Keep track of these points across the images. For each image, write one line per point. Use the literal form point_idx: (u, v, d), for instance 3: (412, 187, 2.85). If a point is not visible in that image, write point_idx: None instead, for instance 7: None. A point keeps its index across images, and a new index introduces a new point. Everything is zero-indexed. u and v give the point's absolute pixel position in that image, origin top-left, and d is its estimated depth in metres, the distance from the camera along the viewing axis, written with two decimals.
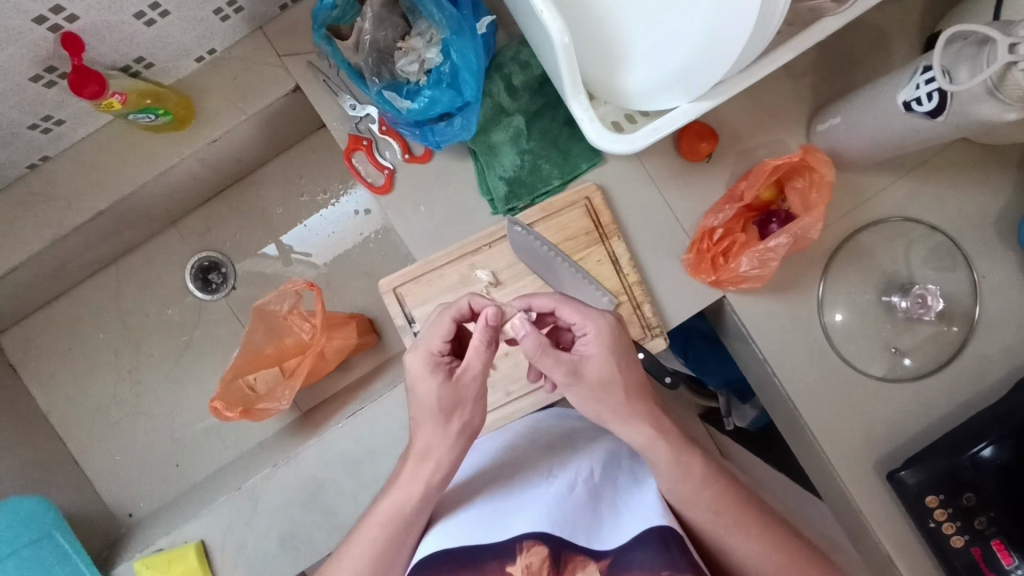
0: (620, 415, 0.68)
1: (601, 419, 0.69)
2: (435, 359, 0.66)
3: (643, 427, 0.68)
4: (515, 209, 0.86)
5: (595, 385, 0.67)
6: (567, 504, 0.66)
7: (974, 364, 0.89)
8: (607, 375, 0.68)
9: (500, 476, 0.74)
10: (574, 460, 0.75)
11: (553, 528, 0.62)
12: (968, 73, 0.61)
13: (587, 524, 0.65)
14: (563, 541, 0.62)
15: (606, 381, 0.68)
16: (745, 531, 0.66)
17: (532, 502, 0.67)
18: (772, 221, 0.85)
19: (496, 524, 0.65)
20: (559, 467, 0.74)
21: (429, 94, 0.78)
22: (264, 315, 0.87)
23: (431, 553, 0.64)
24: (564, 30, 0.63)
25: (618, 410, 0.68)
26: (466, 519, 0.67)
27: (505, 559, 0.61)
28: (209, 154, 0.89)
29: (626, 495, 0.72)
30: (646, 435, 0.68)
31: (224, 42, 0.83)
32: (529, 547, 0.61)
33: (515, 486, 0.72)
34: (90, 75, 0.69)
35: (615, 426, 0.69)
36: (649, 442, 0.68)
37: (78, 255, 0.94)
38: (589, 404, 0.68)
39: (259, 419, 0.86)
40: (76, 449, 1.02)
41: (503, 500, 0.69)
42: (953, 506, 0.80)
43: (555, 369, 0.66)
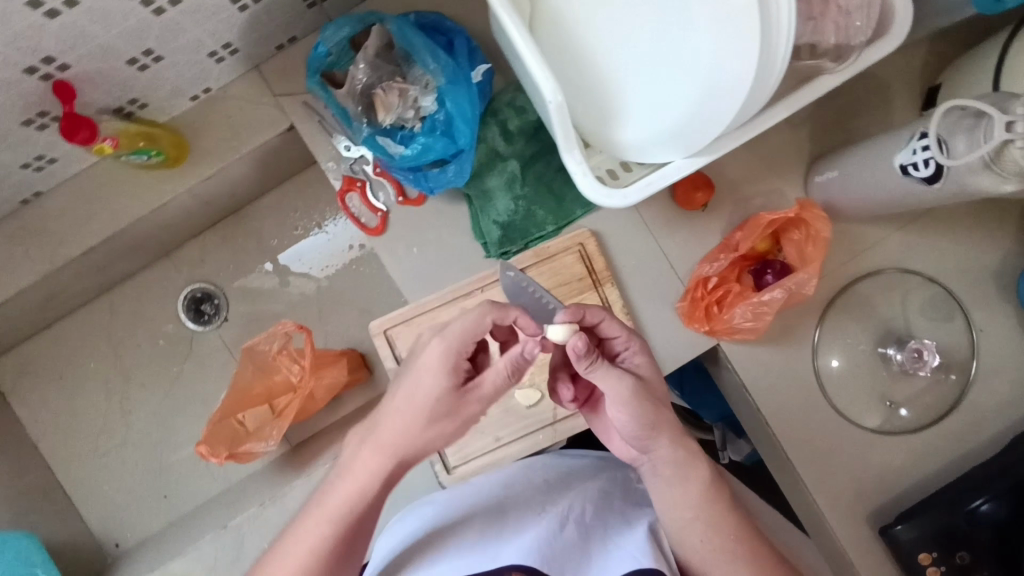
0: (671, 434, 0.65)
1: (654, 437, 0.65)
2: (455, 361, 0.61)
3: (687, 444, 0.66)
4: (508, 253, 0.85)
5: (654, 397, 0.66)
6: (556, 541, 0.66)
7: (969, 418, 0.88)
8: (653, 388, 0.67)
9: (493, 506, 0.74)
10: (567, 498, 0.74)
11: (540, 558, 0.62)
12: (965, 146, 0.60)
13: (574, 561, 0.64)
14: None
15: (660, 398, 0.67)
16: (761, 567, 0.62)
17: (521, 536, 0.67)
18: (767, 272, 0.84)
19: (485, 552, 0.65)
20: (552, 504, 0.73)
21: (422, 141, 0.77)
22: (253, 353, 0.87)
23: None
24: (556, 89, 0.62)
25: (658, 422, 0.65)
26: (457, 549, 0.68)
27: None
28: (202, 190, 0.89)
29: (617, 531, 0.70)
30: (685, 453, 0.65)
31: (219, 80, 0.83)
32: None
33: (505, 521, 0.71)
34: (80, 122, 0.68)
35: (665, 445, 0.65)
36: (687, 461, 0.65)
37: (70, 287, 0.94)
38: (630, 422, 0.64)
39: (247, 459, 0.86)
40: (64, 477, 1.02)
41: (493, 535, 0.69)
42: (947, 564, 0.79)
43: (619, 380, 0.64)
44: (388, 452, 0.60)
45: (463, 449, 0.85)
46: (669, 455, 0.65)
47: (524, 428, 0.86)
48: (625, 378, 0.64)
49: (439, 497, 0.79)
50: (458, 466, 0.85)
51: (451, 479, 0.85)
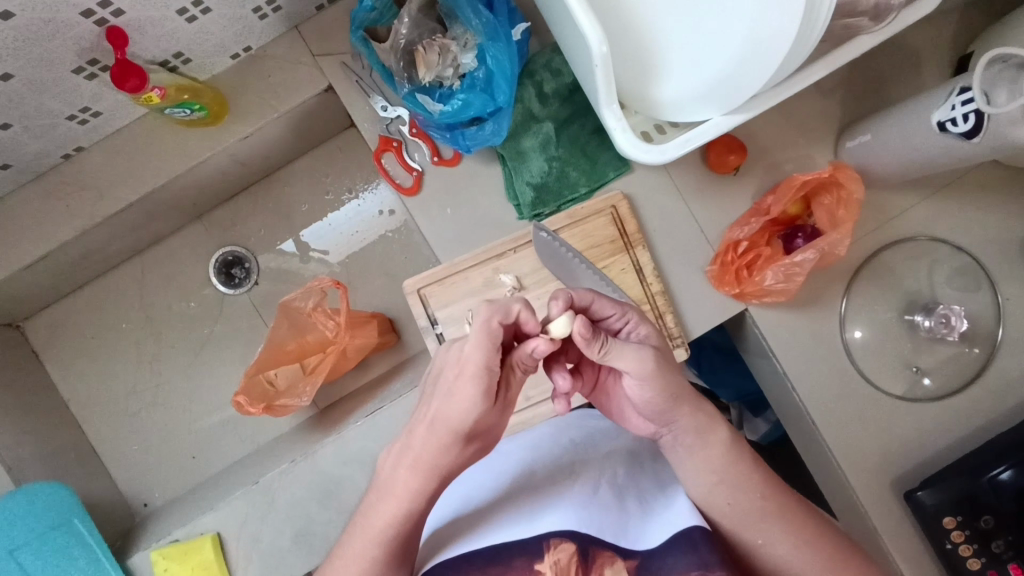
0: (690, 402, 0.63)
1: (674, 407, 0.62)
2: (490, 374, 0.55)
3: (707, 409, 0.64)
4: (541, 215, 0.86)
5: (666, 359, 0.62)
6: (593, 503, 0.66)
7: (995, 386, 0.88)
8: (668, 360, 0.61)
9: (524, 476, 0.73)
10: (596, 463, 0.73)
11: (580, 525, 0.62)
12: (1007, 97, 0.62)
13: (615, 523, 0.64)
14: (591, 540, 0.61)
15: (673, 363, 0.62)
16: (790, 525, 0.63)
17: (557, 500, 0.66)
18: (797, 236, 0.85)
19: (523, 523, 0.65)
20: (581, 468, 0.72)
21: (462, 97, 0.79)
22: (289, 310, 0.87)
23: (461, 552, 0.64)
24: (603, 39, 0.64)
25: (677, 393, 0.61)
26: (493, 519, 0.67)
27: (534, 557, 0.61)
28: (239, 150, 0.90)
29: (652, 496, 0.70)
30: (706, 417, 0.64)
31: (260, 40, 0.84)
32: (557, 543, 0.61)
33: (537, 487, 0.70)
34: (131, 69, 0.70)
35: (686, 415, 0.63)
36: (708, 426, 0.64)
37: (106, 245, 0.95)
38: (650, 399, 0.61)
39: (279, 415, 0.87)
40: (94, 436, 1.03)
41: (527, 501, 0.68)
42: (970, 528, 0.80)
43: (635, 355, 0.58)
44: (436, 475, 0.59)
45: None
46: (690, 423, 0.64)
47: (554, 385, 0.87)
48: (637, 350, 0.58)
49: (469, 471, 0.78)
50: None
51: None
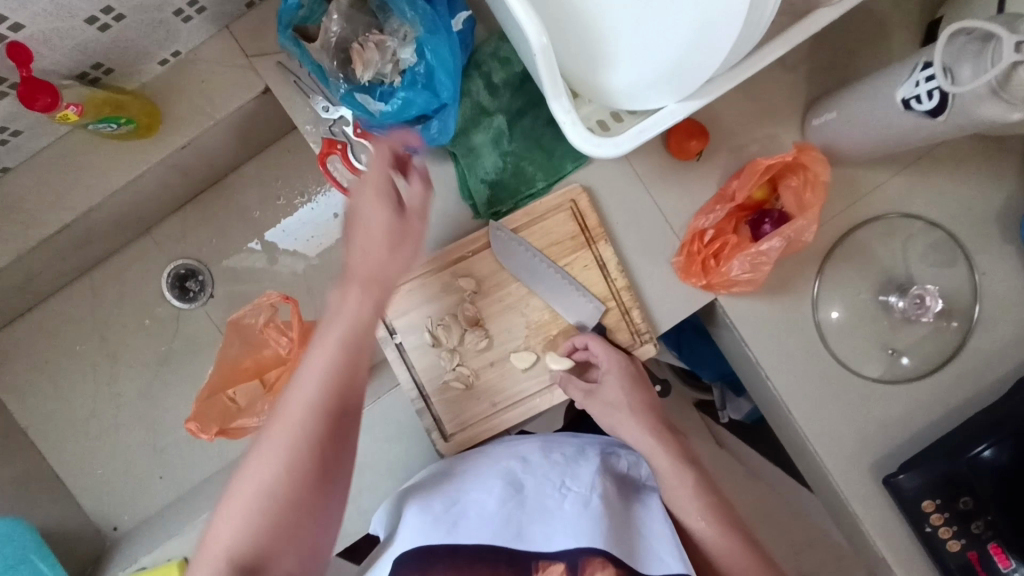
0: (632, 428, 0.79)
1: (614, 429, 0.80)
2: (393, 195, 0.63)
3: (654, 438, 0.78)
4: (499, 213, 0.82)
5: (608, 406, 0.79)
6: (590, 518, 0.68)
7: (973, 363, 0.86)
8: (623, 398, 0.79)
9: (512, 475, 0.73)
10: (585, 472, 0.75)
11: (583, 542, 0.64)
12: (971, 73, 0.58)
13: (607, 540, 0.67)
14: (589, 558, 0.64)
15: (620, 405, 0.79)
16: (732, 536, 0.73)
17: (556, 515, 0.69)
18: (764, 222, 0.82)
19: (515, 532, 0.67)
20: (574, 479, 0.74)
21: (403, 96, 0.74)
22: (239, 327, 0.85)
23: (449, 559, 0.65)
24: (541, 31, 0.60)
25: (632, 423, 0.79)
26: (483, 519, 0.68)
27: (528, 571, 0.64)
28: (178, 160, 0.86)
29: (632, 514, 0.74)
30: (655, 443, 0.78)
31: (187, 43, 0.79)
32: (549, 564, 0.64)
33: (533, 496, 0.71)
34: (39, 86, 0.65)
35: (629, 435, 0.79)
36: (658, 449, 0.77)
37: (49, 267, 0.91)
38: (606, 419, 0.80)
39: (238, 436, 0.83)
40: (56, 463, 1.00)
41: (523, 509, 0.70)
42: (950, 510, 0.79)
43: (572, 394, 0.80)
44: (340, 345, 0.59)
45: (460, 416, 0.81)
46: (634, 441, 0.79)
47: (521, 392, 0.82)
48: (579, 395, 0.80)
49: (445, 461, 0.76)
50: (455, 434, 0.81)
51: (450, 447, 0.81)
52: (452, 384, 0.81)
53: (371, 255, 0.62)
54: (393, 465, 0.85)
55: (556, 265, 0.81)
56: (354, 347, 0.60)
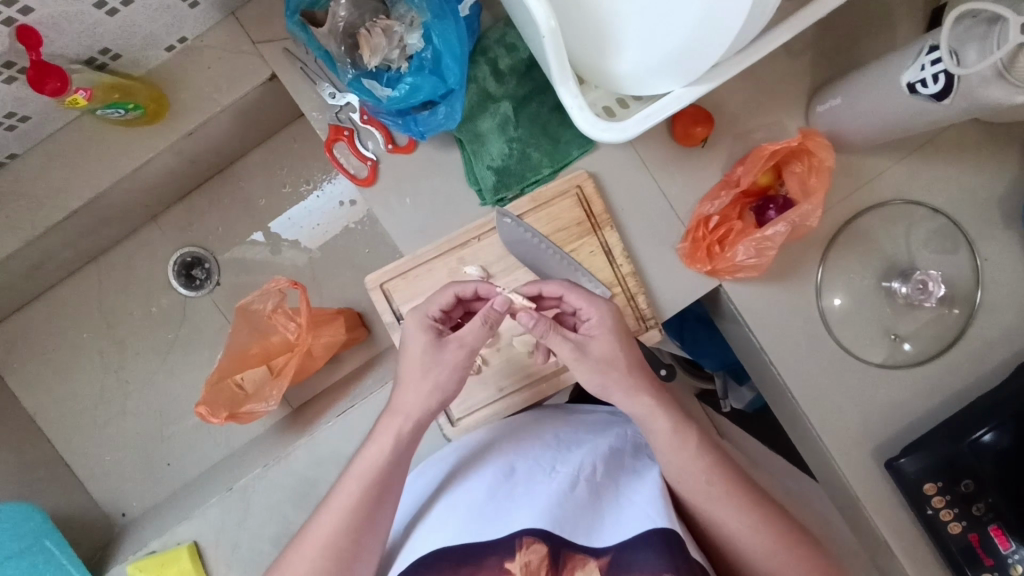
0: (625, 389, 0.68)
1: (605, 393, 0.68)
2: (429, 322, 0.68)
3: (647, 395, 0.68)
4: (504, 199, 0.83)
5: (598, 363, 0.68)
6: (567, 502, 0.65)
7: (975, 348, 0.87)
8: (615, 352, 0.68)
9: (499, 462, 0.71)
10: (576, 453, 0.72)
11: (554, 526, 0.61)
12: (977, 55, 0.58)
13: (588, 522, 0.64)
14: (562, 540, 0.61)
15: (609, 359, 0.68)
16: (739, 503, 0.64)
17: (534, 497, 0.66)
18: (769, 208, 0.82)
19: (492, 519, 0.63)
20: (561, 461, 0.71)
21: (410, 81, 0.75)
22: (248, 314, 0.85)
23: (432, 550, 0.62)
24: (550, 15, 0.61)
25: (625, 386, 0.67)
26: (465, 508, 0.65)
27: (505, 554, 0.60)
28: (184, 147, 0.86)
29: (627, 488, 0.69)
30: (646, 403, 0.68)
31: (194, 30, 0.79)
32: (528, 544, 0.60)
33: (515, 482, 0.69)
34: (49, 70, 0.65)
35: (619, 399, 0.68)
36: (650, 412, 0.68)
37: (56, 255, 0.91)
38: (596, 382, 0.68)
39: (248, 421, 0.84)
40: (64, 449, 1.01)
41: (503, 493, 0.67)
42: (951, 493, 0.79)
43: (561, 347, 0.68)
44: (381, 461, 0.63)
45: (467, 401, 0.83)
46: (627, 408, 0.68)
47: (527, 376, 0.83)
48: (567, 348, 0.68)
49: (449, 453, 0.78)
50: (462, 419, 0.83)
51: (456, 431, 0.83)
52: None
53: (415, 398, 0.65)
54: None
55: (562, 251, 0.81)
56: (391, 467, 0.64)
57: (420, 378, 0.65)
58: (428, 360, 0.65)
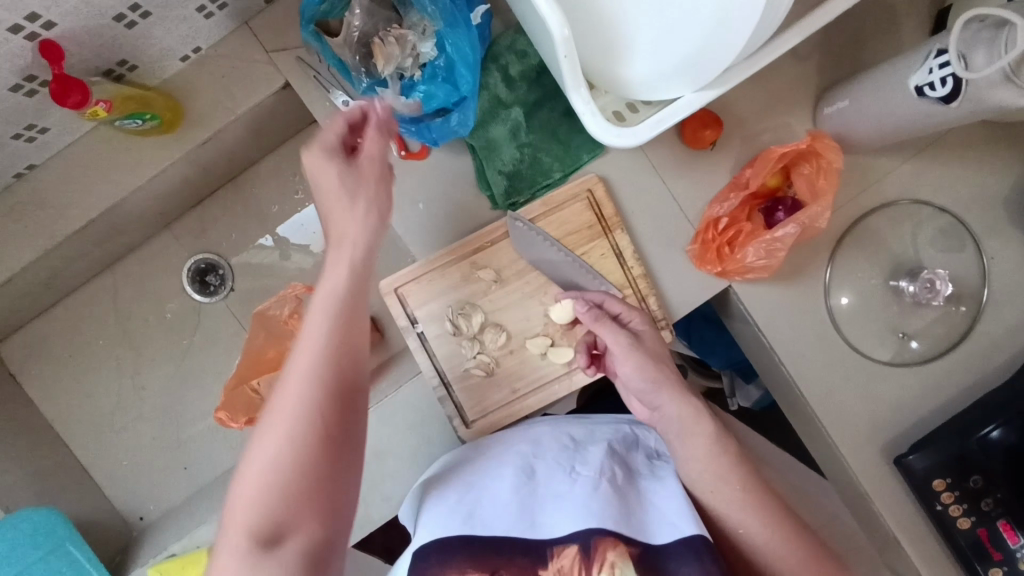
0: (674, 389, 0.69)
1: (656, 390, 0.70)
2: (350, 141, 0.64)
3: (692, 400, 0.70)
4: (516, 204, 0.84)
5: (649, 355, 0.71)
6: (596, 497, 0.66)
7: (982, 345, 0.88)
8: (660, 351, 0.72)
9: (520, 461, 0.73)
10: (595, 455, 0.74)
11: (587, 521, 0.63)
12: (985, 58, 0.59)
13: (618, 511, 0.65)
14: (595, 531, 0.62)
15: (658, 354, 0.71)
16: (768, 516, 0.65)
17: (561, 499, 0.68)
18: (778, 209, 0.84)
19: (522, 517, 0.66)
20: (582, 463, 0.73)
21: (424, 89, 0.77)
22: (263, 320, 0.88)
23: (459, 535, 0.64)
24: (563, 24, 0.62)
25: (675, 383, 0.69)
26: (495, 507, 0.67)
27: (538, 560, 0.63)
28: (200, 155, 0.87)
29: (646, 489, 0.72)
30: (691, 409, 0.69)
31: (209, 40, 0.80)
32: (561, 550, 0.62)
33: (540, 486, 0.70)
34: (70, 83, 0.66)
35: (667, 399, 0.70)
36: (694, 417, 0.69)
37: (73, 263, 0.92)
38: (643, 377, 0.70)
39: (265, 425, 0.85)
40: (82, 455, 1.02)
41: (530, 496, 0.69)
42: (960, 489, 0.80)
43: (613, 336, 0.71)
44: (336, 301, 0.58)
45: (481, 403, 0.83)
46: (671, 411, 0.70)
47: (541, 378, 0.84)
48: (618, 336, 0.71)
49: (465, 452, 0.78)
50: (477, 421, 0.83)
51: (470, 433, 0.83)
52: (472, 372, 0.83)
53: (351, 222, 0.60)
54: (416, 451, 0.87)
55: (572, 254, 0.82)
56: (346, 321, 0.58)
57: (349, 201, 0.60)
58: (349, 184, 0.61)
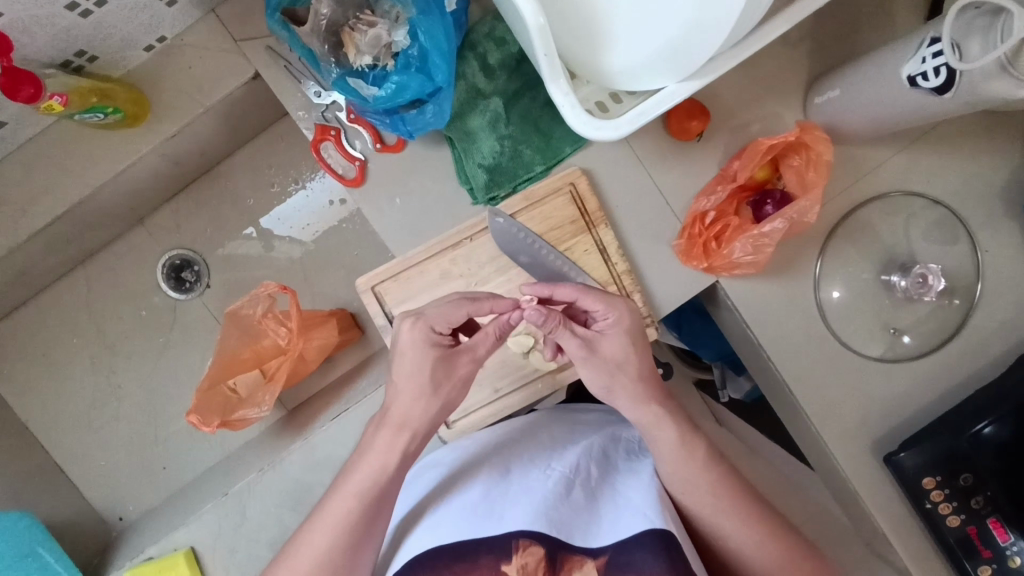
0: (631, 395, 0.68)
1: (609, 397, 0.68)
2: (433, 336, 0.65)
3: (651, 406, 0.68)
4: (496, 198, 0.81)
5: (609, 363, 0.67)
6: (562, 502, 0.64)
7: (975, 341, 0.86)
8: (622, 357, 0.68)
9: (496, 463, 0.71)
10: (572, 453, 0.71)
11: (548, 526, 0.60)
12: (979, 48, 0.56)
13: (584, 522, 0.63)
14: (559, 540, 0.60)
15: (619, 360, 0.68)
16: (749, 519, 0.66)
17: (528, 493, 0.65)
18: (767, 203, 0.81)
19: (486, 518, 0.63)
20: (557, 460, 0.71)
21: (396, 80, 0.72)
22: (238, 319, 0.84)
23: (426, 549, 0.62)
24: (539, 11, 0.59)
25: (632, 392, 0.67)
26: (461, 510, 0.65)
27: (500, 556, 0.60)
28: (169, 148, 0.84)
29: (622, 485, 0.69)
30: (652, 414, 0.68)
31: (173, 28, 0.77)
32: (525, 544, 0.59)
33: (511, 482, 0.68)
34: (20, 76, 0.63)
35: (624, 404, 0.68)
36: (655, 422, 0.68)
37: (41, 261, 0.90)
38: (601, 384, 0.68)
39: (240, 427, 0.83)
40: (59, 455, 1.00)
41: (499, 494, 0.66)
42: (950, 487, 0.78)
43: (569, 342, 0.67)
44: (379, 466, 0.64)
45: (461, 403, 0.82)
46: (631, 415, 0.69)
47: (523, 377, 0.82)
48: (577, 344, 0.67)
49: (444, 455, 0.76)
50: (458, 421, 0.82)
51: (452, 434, 0.82)
52: None
53: (408, 405, 0.64)
54: None
55: (556, 251, 0.80)
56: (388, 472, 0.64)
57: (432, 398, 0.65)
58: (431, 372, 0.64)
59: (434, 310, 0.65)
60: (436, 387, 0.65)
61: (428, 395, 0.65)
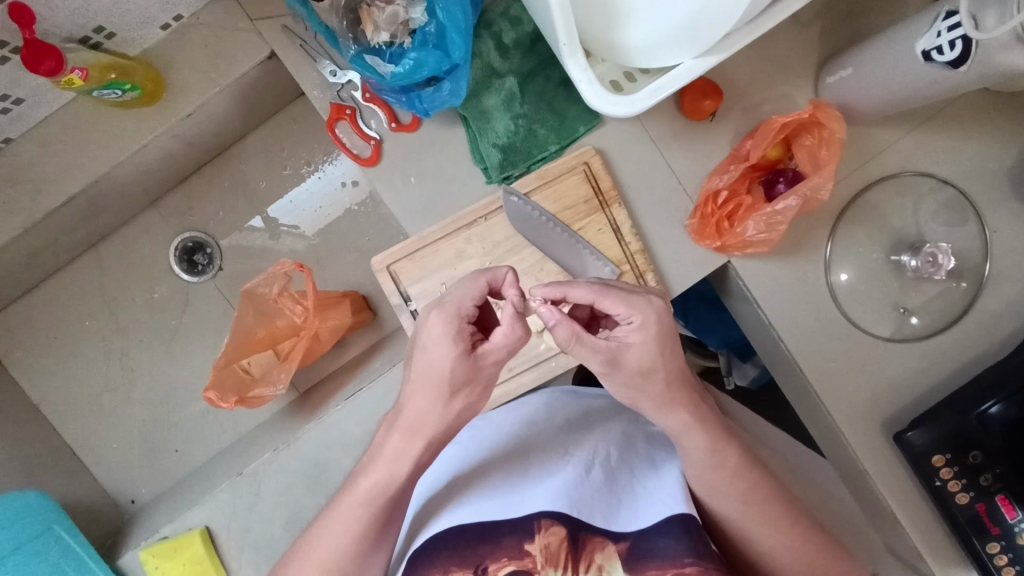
0: (657, 402, 0.62)
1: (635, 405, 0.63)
2: (460, 325, 0.57)
3: (680, 413, 0.62)
4: (510, 177, 0.81)
5: (635, 376, 0.59)
6: (583, 486, 0.64)
7: (984, 320, 0.86)
8: (650, 366, 0.59)
9: (516, 448, 0.72)
10: (591, 438, 0.72)
11: (568, 507, 0.60)
12: (995, 19, 0.57)
13: (606, 505, 0.63)
14: (580, 523, 0.60)
15: (644, 372, 0.59)
16: (778, 523, 0.63)
17: (549, 478, 0.65)
18: (778, 181, 0.81)
19: (509, 501, 0.63)
20: (576, 446, 0.71)
21: (414, 56, 0.73)
22: (253, 297, 0.84)
23: (447, 527, 0.62)
24: None
25: (659, 400, 0.61)
26: (483, 493, 0.65)
27: (524, 536, 0.60)
28: (184, 129, 0.84)
29: (642, 472, 0.69)
30: (681, 421, 0.63)
31: (190, 7, 0.77)
32: (547, 525, 0.59)
33: (530, 466, 0.68)
34: (43, 50, 0.64)
35: (650, 411, 0.63)
36: (687, 429, 0.63)
37: (56, 242, 0.90)
38: (626, 396, 0.61)
39: (256, 405, 0.84)
40: (71, 438, 1.00)
41: (520, 478, 0.66)
42: (960, 464, 0.79)
43: (589, 358, 0.57)
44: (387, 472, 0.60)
45: None
46: (659, 421, 0.63)
47: (536, 356, 0.82)
48: (597, 361, 0.58)
49: (463, 436, 0.77)
50: None
51: None
52: None
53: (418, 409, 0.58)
54: None
55: (568, 228, 0.80)
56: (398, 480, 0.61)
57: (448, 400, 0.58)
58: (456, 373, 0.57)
59: (458, 295, 0.58)
60: (454, 391, 0.58)
61: (445, 395, 0.57)
